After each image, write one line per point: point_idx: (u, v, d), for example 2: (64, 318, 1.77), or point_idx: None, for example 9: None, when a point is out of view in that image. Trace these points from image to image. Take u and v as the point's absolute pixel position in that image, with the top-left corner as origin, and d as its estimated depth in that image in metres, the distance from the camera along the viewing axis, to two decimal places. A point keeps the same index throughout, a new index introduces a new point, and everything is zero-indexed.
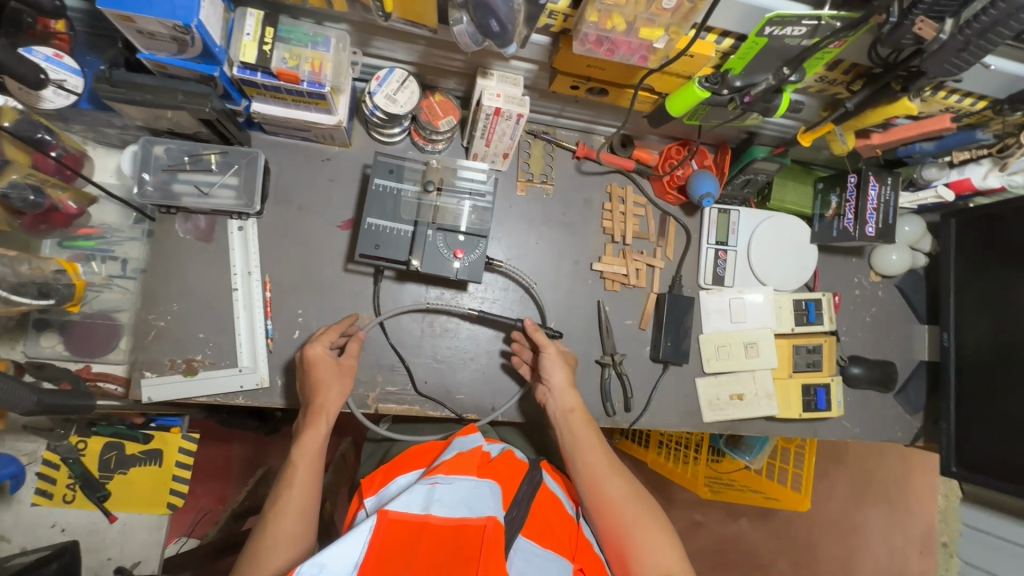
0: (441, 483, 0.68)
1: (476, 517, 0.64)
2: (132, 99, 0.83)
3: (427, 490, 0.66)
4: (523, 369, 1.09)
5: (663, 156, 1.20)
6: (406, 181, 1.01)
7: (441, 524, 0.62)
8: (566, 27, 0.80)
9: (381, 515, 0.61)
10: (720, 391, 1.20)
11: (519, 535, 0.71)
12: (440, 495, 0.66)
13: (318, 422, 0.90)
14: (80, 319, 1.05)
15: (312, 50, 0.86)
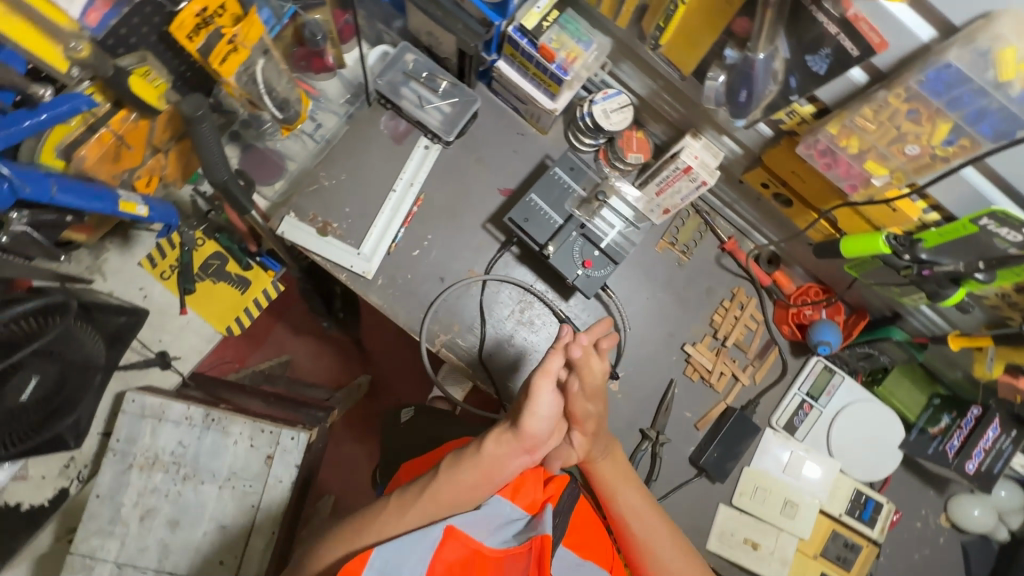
0: (492, 505, 0.74)
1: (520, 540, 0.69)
2: (424, 8, 0.98)
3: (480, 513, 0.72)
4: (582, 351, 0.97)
5: (800, 290, 1.21)
6: (579, 183, 1.09)
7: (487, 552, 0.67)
8: (796, 130, 0.85)
9: (445, 529, 0.67)
10: (738, 528, 1.16)
11: (562, 544, 0.77)
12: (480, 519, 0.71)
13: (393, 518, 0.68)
14: (263, 147, 1.21)
15: (575, 44, 0.98)
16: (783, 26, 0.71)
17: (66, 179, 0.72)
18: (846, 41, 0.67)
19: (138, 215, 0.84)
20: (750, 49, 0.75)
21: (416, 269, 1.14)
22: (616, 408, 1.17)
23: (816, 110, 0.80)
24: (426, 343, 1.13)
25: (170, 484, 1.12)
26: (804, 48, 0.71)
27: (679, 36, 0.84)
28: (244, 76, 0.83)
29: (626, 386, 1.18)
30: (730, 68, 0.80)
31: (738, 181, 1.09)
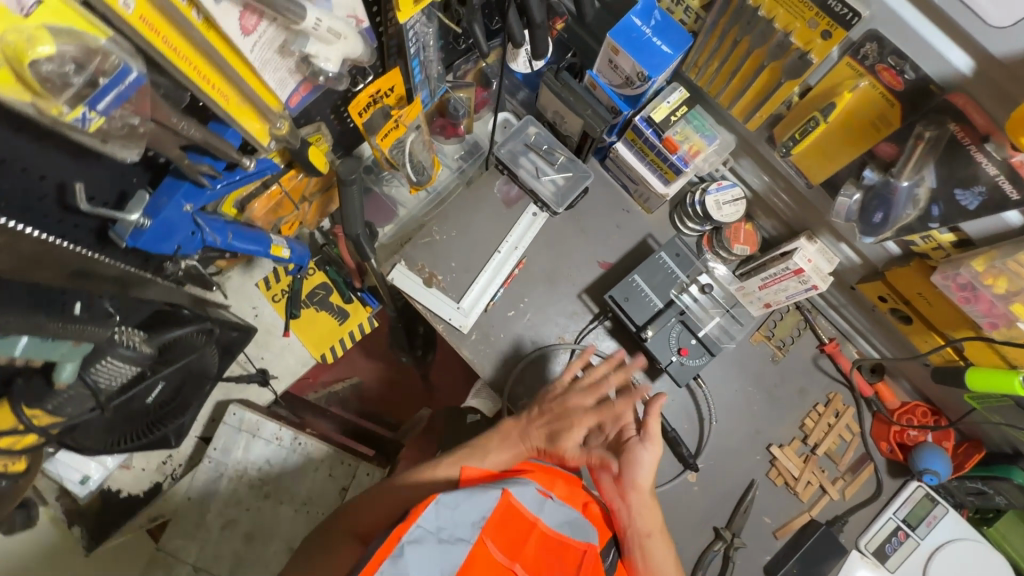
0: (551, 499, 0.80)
1: (577, 541, 0.77)
2: (559, 94, 1.03)
3: (539, 500, 0.78)
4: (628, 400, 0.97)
5: (904, 408, 1.14)
6: (684, 270, 1.08)
7: (548, 534, 0.76)
8: (929, 254, 0.83)
9: (502, 496, 0.75)
10: None
11: None
12: (550, 509, 0.79)
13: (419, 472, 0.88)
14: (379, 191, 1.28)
15: (698, 138, 1.00)
16: (935, 157, 0.70)
17: (239, 226, 0.82)
18: (1006, 183, 0.65)
19: (283, 256, 0.92)
20: (893, 175, 0.75)
21: (509, 329, 1.18)
22: (691, 501, 1.13)
23: (956, 239, 0.77)
24: (508, 404, 1.14)
25: (253, 499, 1.18)
26: (956, 181, 0.69)
27: (814, 147, 0.83)
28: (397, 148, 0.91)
29: (704, 479, 1.14)
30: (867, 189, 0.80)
31: (851, 287, 1.05)
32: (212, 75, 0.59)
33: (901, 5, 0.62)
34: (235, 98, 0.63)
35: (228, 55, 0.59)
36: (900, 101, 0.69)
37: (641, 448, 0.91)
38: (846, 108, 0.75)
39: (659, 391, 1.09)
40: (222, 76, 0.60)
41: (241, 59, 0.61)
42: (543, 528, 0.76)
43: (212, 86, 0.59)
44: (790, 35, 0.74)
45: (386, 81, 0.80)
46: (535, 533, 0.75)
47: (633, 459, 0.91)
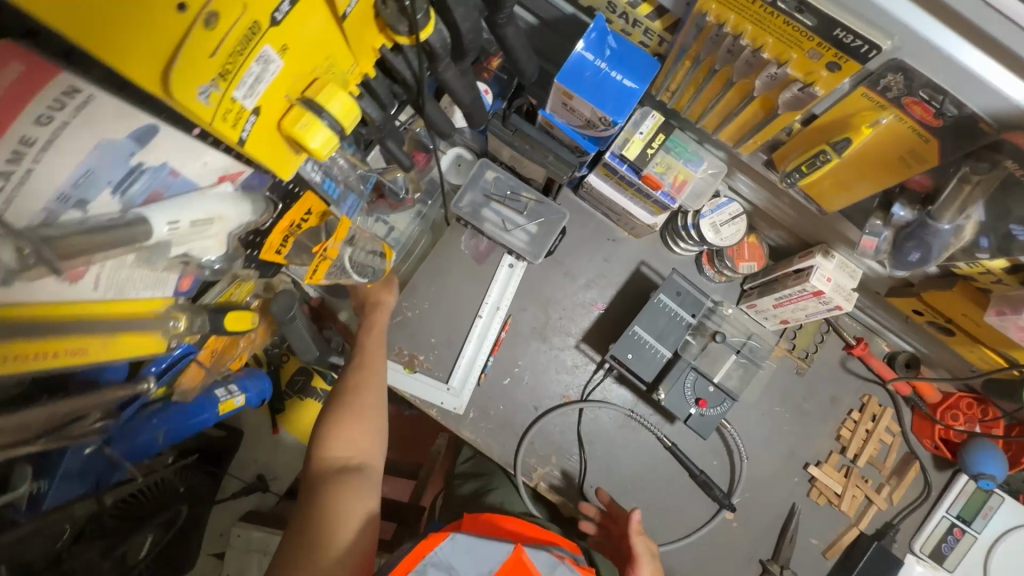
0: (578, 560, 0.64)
1: None
2: (511, 143, 0.86)
3: (554, 562, 0.61)
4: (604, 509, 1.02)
5: (947, 402, 1.04)
6: (688, 309, 0.95)
7: None
8: (974, 277, 0.70)
9: (515, 550, 0.61)
10: None
11: None
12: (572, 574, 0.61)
13: (347, 427, 0.82)
14: None
15: (682, 165, 0.85)
16: (986, 196, 0.57)
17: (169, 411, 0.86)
18: None
19: (239, 405, 0.91)
20: (930, 215, 0.61)
21: (508, 399, 1.07)
22: (732, 539, 1.07)
23: (1009, 265, 0.63)
24: (523, 479, 1.05)
25: None
26: (1012, 218, 0.56)
27: (826, 179, 0.69)
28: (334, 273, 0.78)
29: (742, 512, 1.07)
30: (897, 226, 0.66)
31: (877, 295, 0.92)
32: (49, 345, 0.44)
33: (934, 34, 0.47)
34: (98, 343, 0.49)
35: (68, 315, 0.46)
36: (936, 137, 0.54)
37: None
38: (864, 144, 0.60)
39: (662, 436, 1.06)
40: (65, 337, 0.46)
41: (87, 306, 0.47)
42: None
43: (59, 354, 0.45)
44: (785, 66, 0.57)
45: (300, 209, 0.65)
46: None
47: None
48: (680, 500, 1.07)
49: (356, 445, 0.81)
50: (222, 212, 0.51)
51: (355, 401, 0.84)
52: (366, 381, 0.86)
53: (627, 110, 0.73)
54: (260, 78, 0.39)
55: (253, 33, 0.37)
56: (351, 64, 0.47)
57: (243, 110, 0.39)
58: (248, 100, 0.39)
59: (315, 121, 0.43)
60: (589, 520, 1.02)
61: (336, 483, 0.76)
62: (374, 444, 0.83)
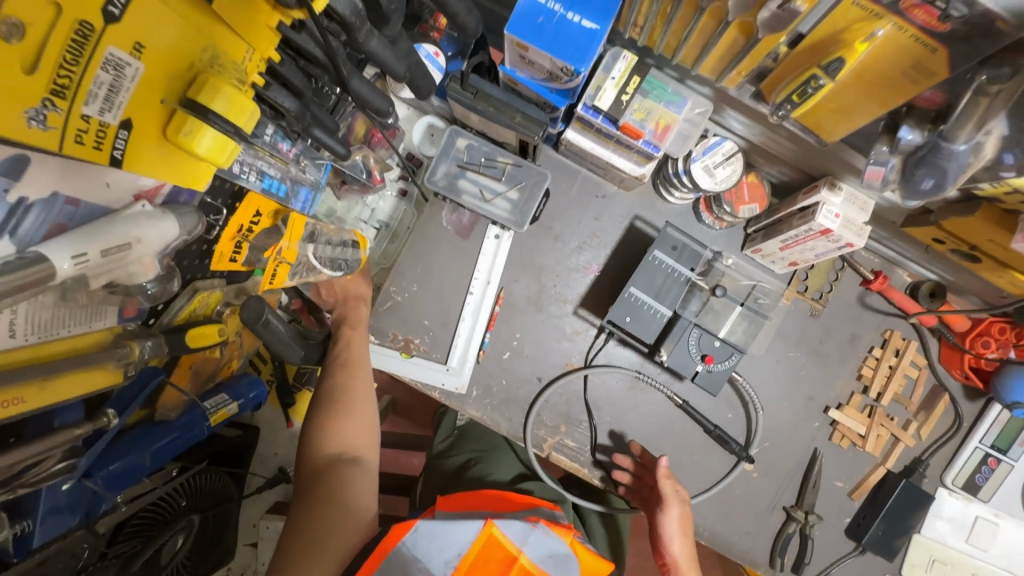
0: (540, 526, 0.68)
1: None
2: (474, 108, 0.79)
3: (525, 529, 0.67)
4: (638, 460, 1.02)
5: (977, 329, 0.96)
6: (686, 263, 0.89)
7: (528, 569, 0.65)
8: (998, 197, 0.62)
9: (486, 526, 0.66)
10: None
11: None
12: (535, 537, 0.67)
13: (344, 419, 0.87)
14: None
15: (663, 108, 0.77)
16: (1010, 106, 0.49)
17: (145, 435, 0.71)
18: None
19: (231, 413, 0.82)
20: (942, 136, 0.53)
21: (510, 373, 1.04)
22: (754, 490, 1.04)
23: None
24: (533, 451, 1.03)
25: None
26: None
27: (820, 106, 0.60)
28: (298, 274, 0.74)
29: (761, 461, 1.04)
30: (905, 153, 0.58)
31: (893, 225, 0.84)
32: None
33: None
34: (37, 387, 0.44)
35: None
36: (944, 45, 0.46)
37: (663, 516, 0.94)
38: (859, 63, 0.52)
39: (674, 397, 1.01)
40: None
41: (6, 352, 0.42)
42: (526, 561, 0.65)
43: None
44: None
45: (243, 216, 0.60)
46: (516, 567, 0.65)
47: (659, 526, 0.94)
48: (697, 457, 1.04)
49: (350, 439, 0.86)
50: (139, 234, 0.44)
51: (343, 400, 0.89)
52: (353, 378, 0.91)
53: (588, 56, 0.65)
54: (120, 88, 0.35)
55: (85, 39, 0.32)
56: (247, 52, 0.42)
57: (112, 129, 0.35)
58: (115, 117, 0.35)
59: (201, 125, 0.38)
60: (622, 471, 1.01)
61: (337, 477, 0.81)
62: (366, 436, 0.88)
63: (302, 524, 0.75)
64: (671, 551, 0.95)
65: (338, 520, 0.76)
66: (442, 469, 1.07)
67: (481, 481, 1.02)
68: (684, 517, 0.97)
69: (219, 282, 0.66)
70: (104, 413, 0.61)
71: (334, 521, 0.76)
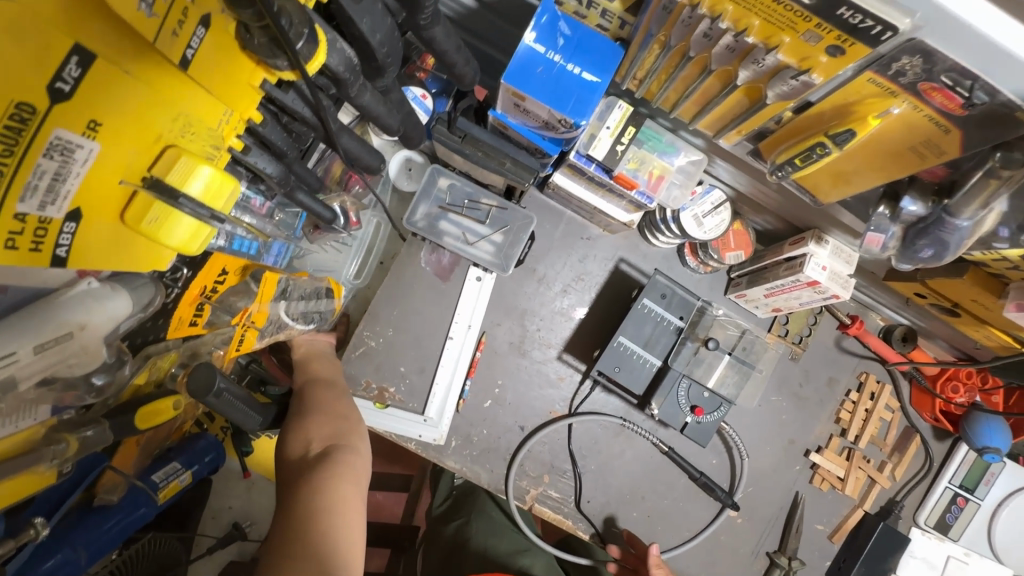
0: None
1: None
2: (461, 151, 0.74)
3: None
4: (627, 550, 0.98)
5: (947, 374, 0.99)
6: (676, 313, 0.88)
7: None
8: (986, 264, 0.63)
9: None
10: None
11: None
12: None
13: (312, 417, 0.77)
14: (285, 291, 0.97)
15: (658, 159, 0.75)
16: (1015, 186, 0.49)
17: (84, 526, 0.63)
18: None
19: (184, 484, 0.74)
20: (946, 211, 0.53)
21: (491, 422, 0.99)
22: (738, 536, 1.03)
23: None
24: (516, 504, 0.98)
25: None
26: None
27: (822, 171, 0.60)
28: (269, 334, 0.67)
29: (744, 505, 1.03)
30: (907, 223, 0.58)
31: (874, 277, 0.86)
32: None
33: (987, 22, 0.38)
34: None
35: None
36: (959, 128, 0.45)
37: None
38: (869, 135, 0.51)
39: (662, 445, 0.98)
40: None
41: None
42: None
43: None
44: (774, 52, 0.47)
45: (207, 276, 0.53)
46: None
47: None
48: (683, 504, 1.02)
49: (319, 434, 0.75)
50: (84, 322, 0.37)
51: (306, 397, 0.80)
52: (314, 379, 0.82)
53: (589, 109, 0.62)
54: (68, 174, 0.30)
55: (24, 123, 0.28)
56: (225, 113, 0.38)
57: (57, 223, 0.30)
58: (60, 210, 0.30)
59: (171, 211, 0.34)
60: (614, 560, 0.97)
61: (311, 475, 0.71)
62: (341, 430, 0.77)
63: (278, 542, 0.64)
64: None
65: (314, 521, 0.65)
66: (442, 536, 1.02)
67: (482, 556, 0.98)
68: None
69: (173, 344, 0.58)
70: (30, 524, 0.50)
71: (306, 521, 0.64)
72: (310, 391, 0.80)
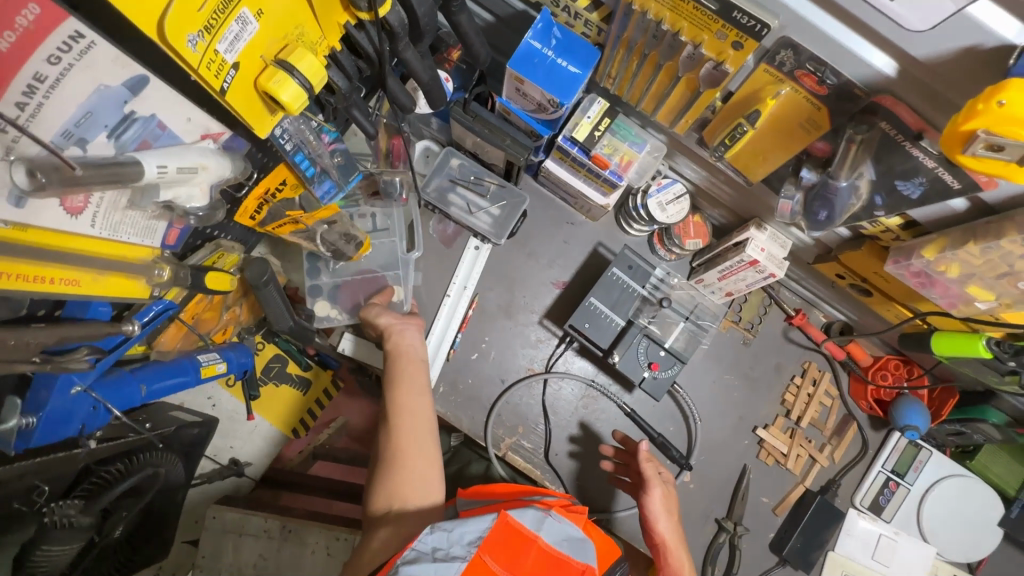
0: (553, 514, 0.68)
1: (575, 560, 0.64)
2: (471, 127, 0.93)
3: (539, 516, 0.67)
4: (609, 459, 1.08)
5: (878, 364, 1.13)
6: (640, 281, 1.04)
7: (546, 550, 0.64)
8: (879, 237, 0.80)
9: (500, 516, 0.65)
10: None
11: None
12: (550, 524, 0.66)
13: (394, 470, 0.81)
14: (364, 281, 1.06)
15: (628, 147, 0.94)
16: (871, 155, 0.66)
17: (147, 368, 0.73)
18: (946, 175, 0.61)
19: (220, 373, 0.81)
20: (830, 175, 0.72)
21: (477, 373, 1.13)
22: (690, 500, 1.14)
23: (903, 222, 0.74)
24: (491, 450, 1.10)
25: None
26: (895, 175, 0.66)
27: (746, 151, 0.78)
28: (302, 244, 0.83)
29: (696, 473, 1.15)
30: (806, 188, 0.77)
31: (808, 265, 1.03)
32: (49, 270, 0.46)
33: (820, 20, 0.56)
34: (91, 275, 0.51)
35: (62, 244, 0.47)
36: (825, 105, 0.64)
37: (653, 500, 0.96)
38: (771, 114, 0.70)
39: (626, 406, 1.11)
40: (64, 265, 0.48)
41: (82, 238, 0.49)
42: (543, 545, 0.64)
43: (54, 282, 0.47)
44: (699, 47, 0.67)
45: (272, 179, 0.70)
46: (534, 550, 0.63)
47: (650, 512, 0.95)
48: None
49: (399, 491, 0.79)
50: (205, 163, 0.54)
51: (393, 447, 0.82)
52: (402, 427, 0.84)
53: (573, 92, 0.82)
54: (239, 36, 0.46)
55: None
56: (321, 39, 0.56)
57: (225, 62, 0.46)
58: (230, 54, 0.46)
59: (287, 77, 0.50)
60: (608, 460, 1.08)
61: (384, 532, 0.76)
62: (419, 490, 0.80)
63: None
64: (658, 529, 0.95)
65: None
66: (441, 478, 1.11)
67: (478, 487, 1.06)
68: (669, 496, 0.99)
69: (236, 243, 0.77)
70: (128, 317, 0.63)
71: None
72: (395, 442, 0.83)
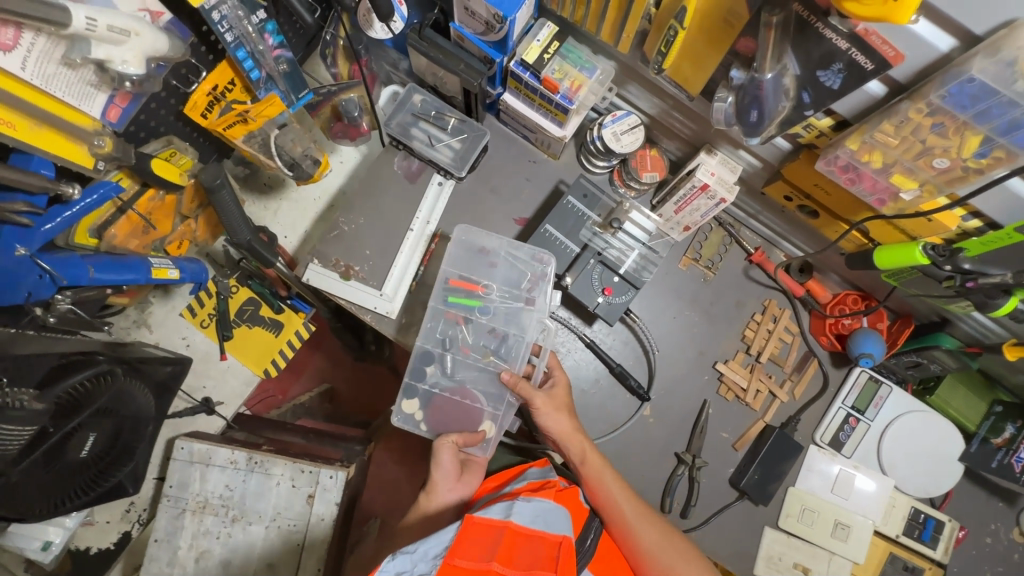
0: (519, 500, 0.76)
1: (550, 531, 0.72)
2: (427, 53, 0.97)
3: (507, 506, 0.74)
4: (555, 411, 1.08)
5: (837, 299, 1.14)
6: (595, 209, 1.08)
7: (520, 528, 0.70)
8: (815, 142, 0.81)
9: (466, 520, 0.69)
10: (820, 518, 1.11)
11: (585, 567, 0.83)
12: (519, 508, 0.74)
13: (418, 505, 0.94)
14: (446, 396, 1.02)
15: (578, 72, 0.97)
16: (788, 43, 0.68)
17: (100, 258, 0.76)
18: (858, 55, 0.63)
19: (172, 278, 0.87)
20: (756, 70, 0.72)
21: None
22: (649, 433, 1.15)
23: (834, 123, 0.76)
24: None
25: (220, 526, 1.18)
26: (814, 64, 0.68)
27: (680, 57, 0.81)
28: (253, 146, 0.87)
29: (656, 407, 1.16)
30: (737, 90, 0.78)
31: (760, 193, 1.05)
32: None
33: None
34: (26, 123, 0.60)
35: None
36: None
37: (542, 406, 0.98)
38: (696, 9, 0.72)
39: (588, 337, 1.13)
40: None
41: (14, 80, 0.58)
42: (514, 525, 0.70)
43: None
44: None
45: (220, 75, 0.75)
46: (505, 530, 0.69)
47: (541, 417, 0.98)
48: (602, 398, 1.15)
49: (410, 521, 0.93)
50: (138, 30, 0.63)
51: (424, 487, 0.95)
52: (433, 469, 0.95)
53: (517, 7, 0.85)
54: None
55: None
56: None
57: None
58: None
59: None
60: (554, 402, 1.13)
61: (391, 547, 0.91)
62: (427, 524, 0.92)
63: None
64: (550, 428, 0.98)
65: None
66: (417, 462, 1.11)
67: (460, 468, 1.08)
68: (559, 396, 1.00)
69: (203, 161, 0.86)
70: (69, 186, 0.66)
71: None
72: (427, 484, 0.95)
